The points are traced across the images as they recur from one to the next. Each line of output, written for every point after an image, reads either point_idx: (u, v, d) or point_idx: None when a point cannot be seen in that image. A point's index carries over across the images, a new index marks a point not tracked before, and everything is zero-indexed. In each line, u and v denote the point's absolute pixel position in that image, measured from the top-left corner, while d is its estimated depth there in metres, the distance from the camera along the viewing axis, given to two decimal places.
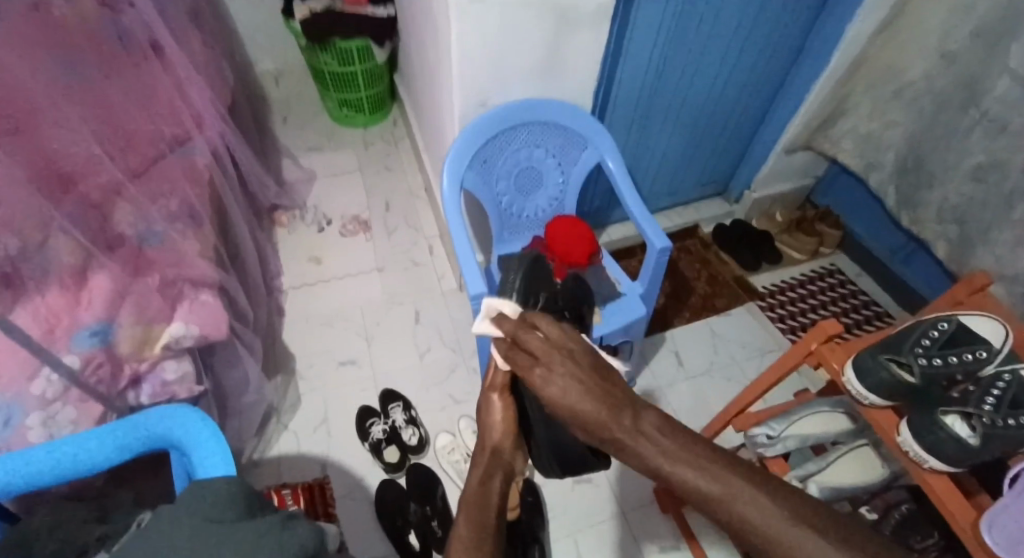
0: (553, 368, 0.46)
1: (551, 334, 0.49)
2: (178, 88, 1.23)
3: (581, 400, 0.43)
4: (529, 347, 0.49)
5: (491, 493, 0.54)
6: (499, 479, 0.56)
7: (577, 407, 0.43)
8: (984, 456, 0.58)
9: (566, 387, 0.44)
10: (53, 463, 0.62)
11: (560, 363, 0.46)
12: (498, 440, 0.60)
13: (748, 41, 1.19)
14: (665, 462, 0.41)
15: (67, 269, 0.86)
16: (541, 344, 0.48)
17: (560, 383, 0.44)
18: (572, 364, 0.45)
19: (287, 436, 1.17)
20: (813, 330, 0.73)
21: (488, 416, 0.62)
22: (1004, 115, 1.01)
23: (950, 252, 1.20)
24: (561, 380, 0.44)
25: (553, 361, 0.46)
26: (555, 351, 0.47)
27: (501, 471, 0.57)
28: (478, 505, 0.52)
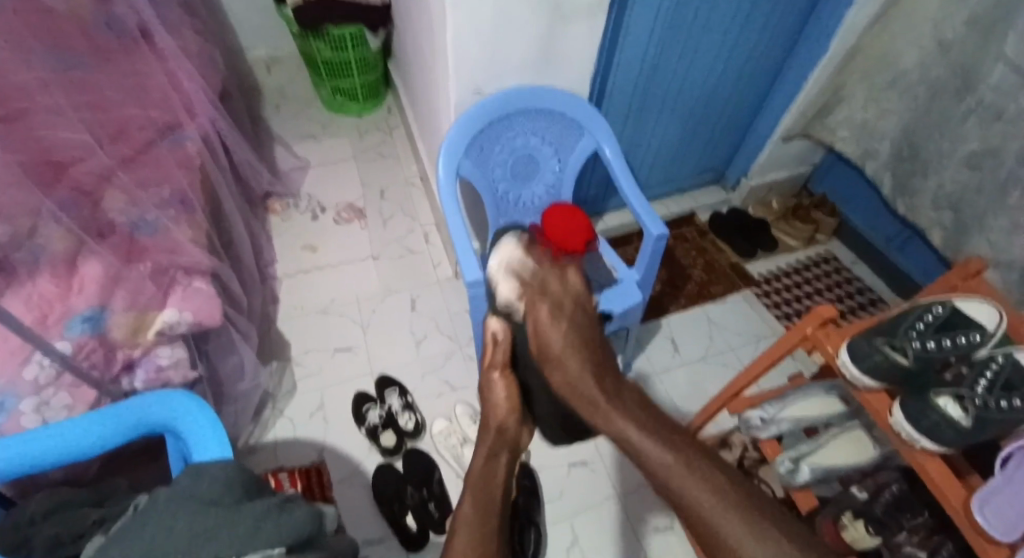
0: (559, 319, 0.62)
1: (560, 291, 0.66)
2: (168, 73, 1.21)
3: (568, 349, 0.59)
4: (547, 304, 0.64)
5: (495, 480, 0.58)
6: (503, 457, 0.62)
7: (563, 353, 0.59)
8: (978, 438, 0.58)
9: (563, 334, 0.61)
10: (47, 448, 0.61)
11: (567, 318, 0.62)
12: (502, 420, 0.66)
13: (746, 28, 1.18)
14: (635, 431, 0.51)
15: (59, 258, 0.85)
16: (550, 299, 0.65)
17: (555, 327, 0.61)
18: (569, 319, 0.62)
19: (284, 423, 1.16)
20: (809, 315, 0.74)
21: (493, 385, 0.68)
22: (999, 102, 1.01)
23: (945, 239, 1.20)
24: (557, 328, 0.61)
25: (556, 319, 0.62)
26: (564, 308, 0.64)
27: (507, 450, 0.63)
28: (484, 492, 0.57)
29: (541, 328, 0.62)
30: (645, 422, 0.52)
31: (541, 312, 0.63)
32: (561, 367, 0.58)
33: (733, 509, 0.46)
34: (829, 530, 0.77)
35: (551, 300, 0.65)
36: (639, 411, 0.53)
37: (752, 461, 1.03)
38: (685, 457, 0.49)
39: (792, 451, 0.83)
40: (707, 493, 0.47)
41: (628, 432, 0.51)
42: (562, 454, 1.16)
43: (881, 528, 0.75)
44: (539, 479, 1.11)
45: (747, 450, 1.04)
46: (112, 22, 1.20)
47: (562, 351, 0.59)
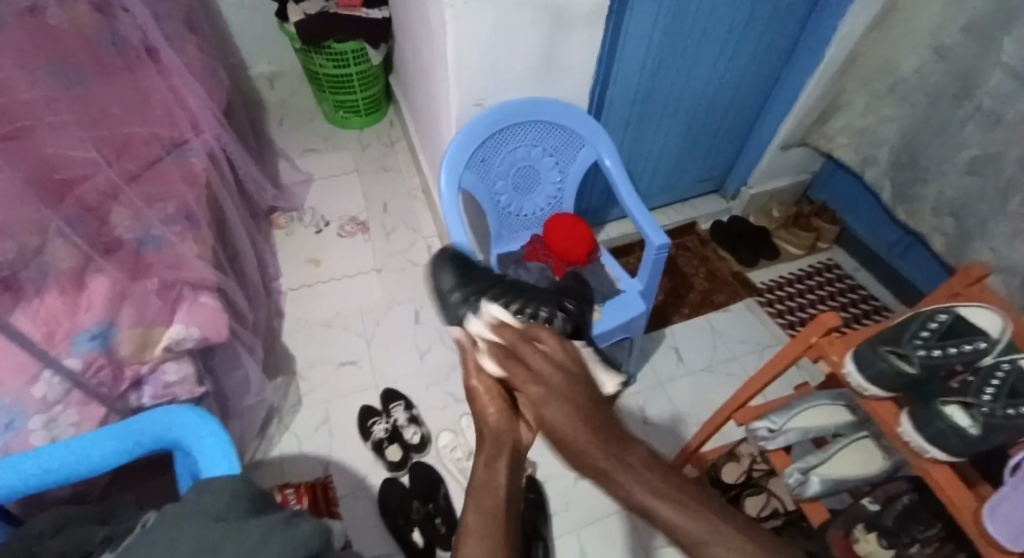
0: (549, 399, 0.46)
1: (538, 361, 0.48)
2: (173, 90, 1.23)
3: (573, 425, 0.45)
4: (525, 376, 0.48)
5: (499, 477, 0.52)
6: (504, 458, 0.54)
7: (569, 434, 0.45)
8: (984, 446, 0.58)
9: (557, 412, 0.45)
10: (53, 466, 0.61)
11: (559, 395, 0.46)
12: (495, 426, 0.56)
13: (743, 38, 1.19)
14: (658, 501, 0.44)
15: (66, 274, 0.86)
16: (535, 376, 0.47)
17: (552, 406, 0.45)
18: (564, 395, 0.46)
19: (288, 437, 1.16)
20: (813, 323, 0.74)
21: (479, 394, 0.57)
22: (998, 108, 1.02)
23: (947, 245, 1.20)
24: (558, 408, 0.45)
25: (549, 401, 0.46)
26: (554, 386, 0.46)
27: (508, 452, 0.55)
28: (486, 497, 0.51)
29: (537, 411, 0.46)
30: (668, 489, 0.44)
31: (531, 393, 0.47)
32: (571, 449, 0.45)
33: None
34: (840, 543, 0.77)
35: (538, 378, 0.47)
36: (658, 475, 0.45)
37: (761, 473, 1.04)
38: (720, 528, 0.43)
39: (801, 462, 0.82)
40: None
41: (650, 505, 0.44)
42: (568, 467, 1.15)
43: (894, 540, 0.75)
44: (545, 492, 1.11)
45: (755, 461, 1.05)
46: (117, 39, 1.24)
47: (563, 433, 0.45)
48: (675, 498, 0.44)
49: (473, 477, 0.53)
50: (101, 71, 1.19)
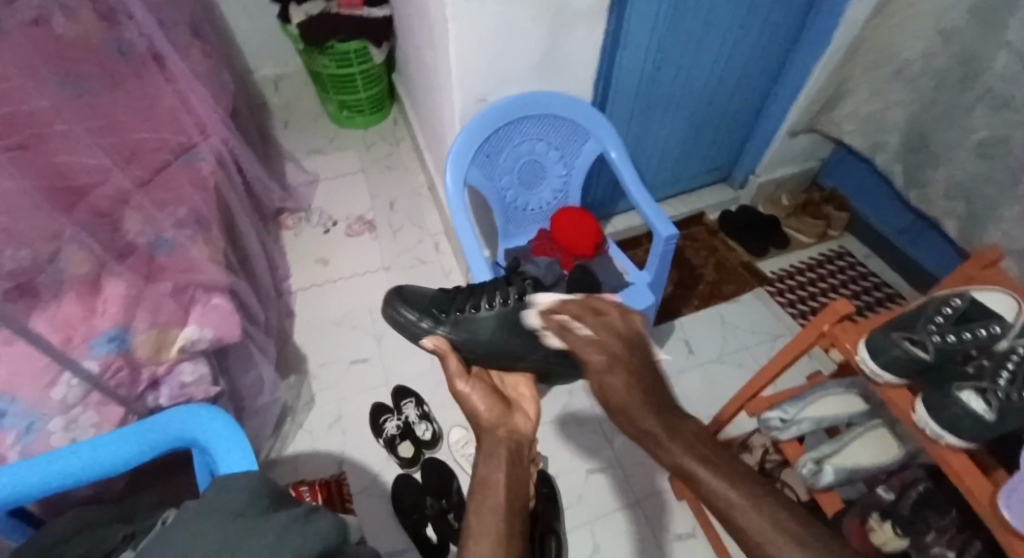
0: (615, 368, 0.50)
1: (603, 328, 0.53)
2: (180, 95, 1.24)
3: (634, 397, 0.49)
4: (589, 346, 0.52)
5: (498, 481, 0.53)
6: (503, 453, 0.55)
7: (629, 402, 0.49)
8: (999, 431, 0.58)
9: (623, 384, 0.49)
10: (73, 468, 0.62)
11: (623, 364, 0.50)
12: (484, 415, 0.59)
13: (746, 27, 1.18)
14: (698, 464, 0.48)
15: (80, 279, 0.87)
16: (598, 346, 0.51)
17: (614, 378, 0.50)
18: (626, 368, 0.50)
19: (302, 436, 1.18)
20: (825, 311, 0.73)
21: (469, 397, 0.60)
22: (1007, 91, 1.00)
23: (960, 230, 1.19)
24: (620, 378, 0.50)
25: (614, 370, 0.50)
26: (617, 356, 0.51)
27: (505, 449, 0.56)
28: (485, 497, 0.52)
29: (600, 380, 0.50)
30: (702, 452, 0.49)
31: (592, 361, 0.51)
32: (628, 417, 0.50)
33: (787, 536, 0.44)
34: (856, 532, 0.77)
35: (601, 347, 0.51)
36: (697, 439, 0.50)
37: (774, 464, 1.03)
38: (741, 487, 0.47)
39: (814, 451, 0.81)
40: (763, 523, 0.45)
41: (687, 465, 0.48)
42: (581, 460, 1.16)
43: (910, 529, 0.73)
44: (558, 485, 1.11)
45: (768, 452, 1.04)
46: (122, 46, 1.27)
47: (624, 402, 0.49)
48: (708, 461, 0.49)
49: (476, 479, 0.54)
50: (109, 78, 1.20)
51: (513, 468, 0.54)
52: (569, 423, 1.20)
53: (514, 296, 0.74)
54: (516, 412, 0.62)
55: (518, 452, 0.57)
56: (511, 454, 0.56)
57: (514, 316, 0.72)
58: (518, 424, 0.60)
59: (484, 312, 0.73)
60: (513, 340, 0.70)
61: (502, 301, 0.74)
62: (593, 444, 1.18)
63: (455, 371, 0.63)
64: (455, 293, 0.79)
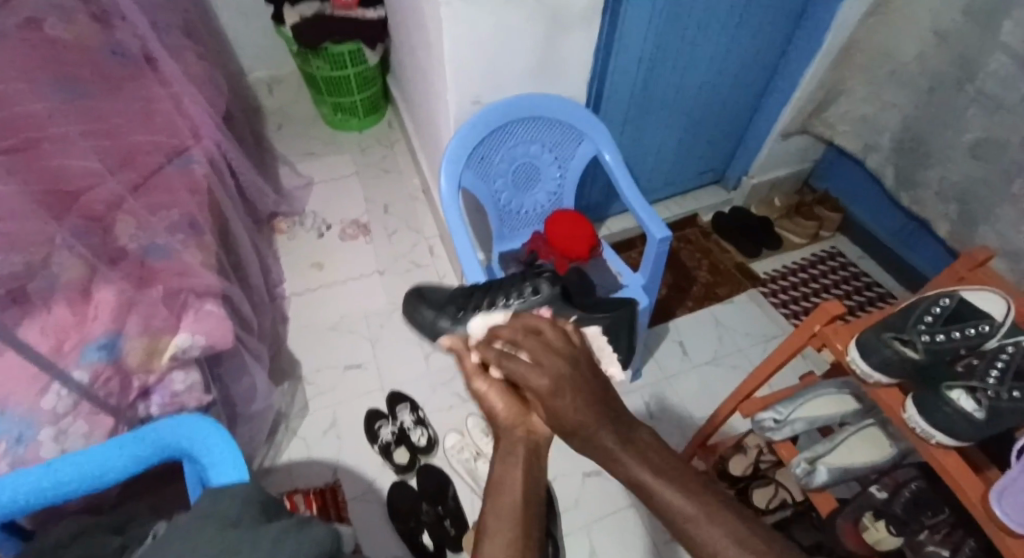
0: (562, 392, 0.44)
1: (544, 349, 0.46)
2: (173, 99, 1.24)
3: (587, 416, 0.45)
4: (533, 370, 0.45)
5: (514, 480, 0.52)
6: (520, 451, 0.54)
7: (583, 423, 0.45)
8: (991, 430, 0.58)
9: (571, 402, 0.45)
10: (64, 479, 0.61)
11: (570, 386, 0.45)
12: (501, 412, 0.55)
13: (738, 30, 1.19)
14: (655, 480, 0.46)
15: (72, 285, 0.87)
16: (543, 370, 0.45)
17: (565, 401, 0.44)
18: (578, 388, 0.45)
19: (297, 442, 1.17)
20: (817, 312, 0.74)
21: (487, 394, 0.55)
22: (998, 92, 1.01)
23: (952, 231, 1.19)
24: (571, 399, 0.45)
25: (563, 394, 0.44)
26: (561, 374, 0.45)
27: (524, 447, 0.54)
28: (502, 503, 0.50)
29: (550, 405, 0.45)
30: (663, 471, 0.46)
31: (538, 388, 0.45)
32: (581, 437, 0.46)
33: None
34: (849, 532, 0.78)
35: (549, 371, 0.45)
36: (657, 457, 0.47)
37: (769, 464, 1.03)
38: (712, 509, 0.45)
39: (808, 451, 0.81)
40: (726, 543, 0.42)
41: (652, 487, 0.45)
42: (576, 463, 1.16)
43: (903, 527, 0.74)
44: (554, 489, 1.11)
45: (762, 452, 1.05)
46: (117, 50, 1.26)
47: (579, 424, 0.45)
48: (670, 481, 0.45)
49: (490, 479, 0.53)
50: (101, 82, 1.20)
51: (531, 466, 0.53)
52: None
53: (529, 291, 0.84)
54: (534, 410, 0.57)
55: (537, 449, 0.54)
56: (530, 451, 0.54)
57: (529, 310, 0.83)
58: (539, 422, 0.56)
59: (503, 307, 0.84)
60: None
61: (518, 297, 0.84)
62: None
63: (472, 368, 0.56)
64: (472, 290, 0.89)
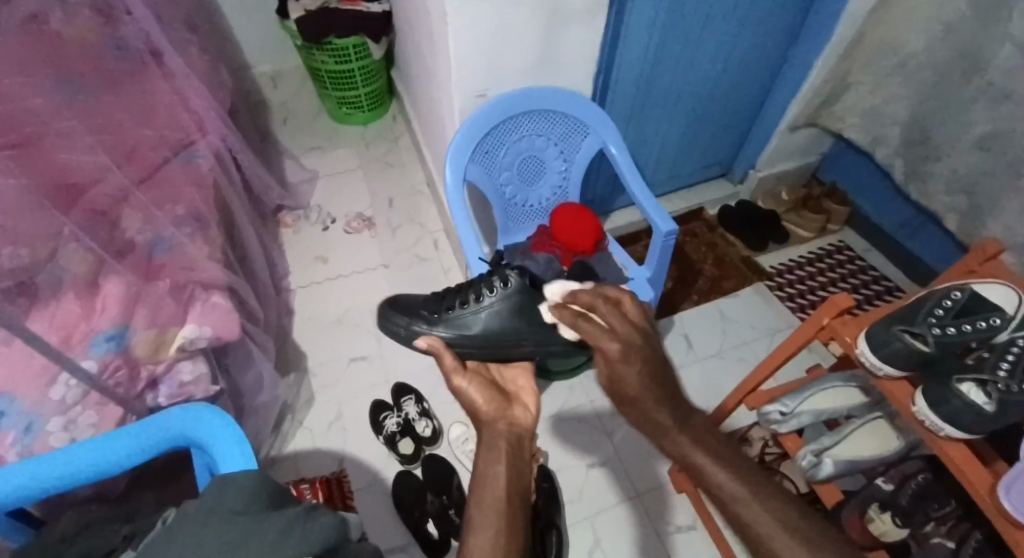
0: (631, 359, 0.49)
1: (620, 321, 0.51)
2: (178, 94, 1.24)
3: (644, 389, 0.49)
4: (605, 335, 0.51)
5: (497, 476, 0.53)
6: (504, 445, 0.56)
7: (641, 396, 0.49)
8: (1001, 423, 0.58)
9: (638, 377, 0.48)
10: (72, 468, 0.62)
11: (639, 355, 0.49)
12: (484, 409, 0.60)
13: (746, 22, 1.18)
14: (700, 452, 0.49)
15: (80, 278, 0.88)
16: (614, 334, 0.50)
17: (625, 370, 0.49)
18: (642, 361, 0.49)
19: (303, 434, 1.18)
20: (825, 305, 0.73)
21: (466, 391, 0.61)
22: (1008, 84, 1.00)
23: (959, 224, 1.18)
24: (631, 369, 0.48)
25: (629, 361, 0.49)
26: (633, 345, 0.49)
27: (505, 443, 0.56)
28: (486, 494, 0.52)
29: (612, 369, 0.49)
30: (709, 443, 0.50)
31: (607, 351, 0.50)
32: (637, 407, 0.50)
33: (794, 536, 0.45)
34: (856, 526, 0.77)
35: (619, 338, 0.50)
36: (706, 432, 0.51)
37: (774, 456, 1.03)
38: (749, 482, 0.48)
39: (813, 444, 0.81)
40: (769, 519, 0.46)
41: (694, 456, 0.49)
42: (580, 454, 1.16)
43: (909, 520, 0.75)
44: (558, 480, 1.11)
45: (768, 445, 1.04)
46: (121, 45, 1.27)
47: (637, 393, 0.49)
48: (711, 450, 0.50)
49: (475, 473, 0.54)
50: (106, 76, 1.20)
51: (513, 462, 0.54)
52: (565, 421, 1.20)
53: (500, 284, 0.78)
54: (515, 405, 0.63)
55: (518, 442, 0.58)
56: (511, 447, 0.56)
57: (503, 303, 0.77)
58: (518, 416, 0.62)
59: (476, 305, 0.78)
60: (513, 326, 0.75)
61: (489, 291, 0.78)
62: (592, 440, 1.18)
63: (451, 367, 0.62)
64: (443, 292, 0.83)
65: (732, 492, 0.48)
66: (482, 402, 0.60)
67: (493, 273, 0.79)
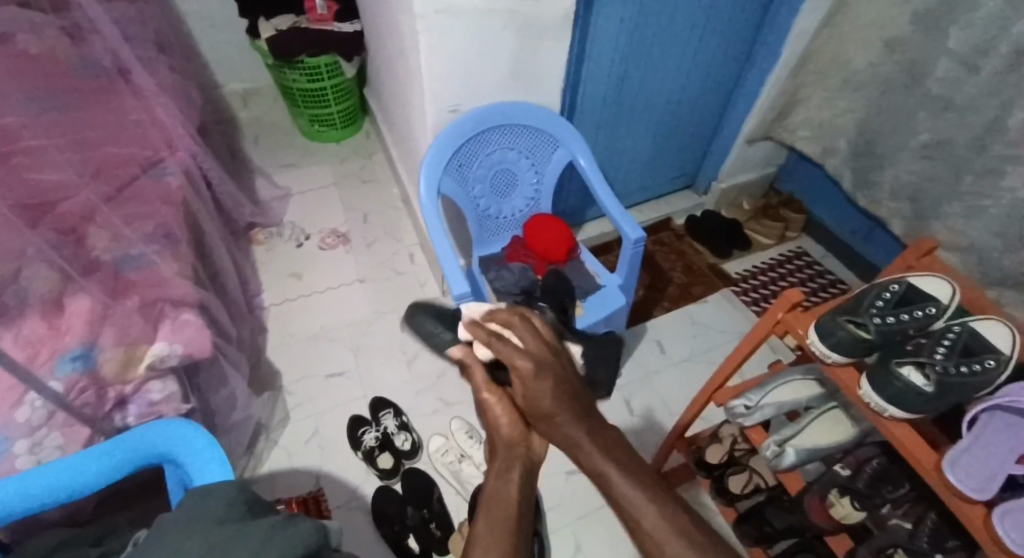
0: (543, 376, 0.54)
1: (531, 340, 0.59)
2: (147, 111, 1.23)
3: (557, 405, 0.53)
4: (517, 353, 0.57)
5: (506, 491, 0.53)
6: (516, 469, 0.55)
7: (556, 406, 0.53)
8: (939, 402, 0.61)
9: (550, 392, 0.54)
10: (37, 491, 0.60)
11: (550, 372, 0.55)
12: (506, 431, 0.59)
13: (703, 43, 1.24)
14: (614, 469, 0.51)
15: (45, 296, 0.85)
16: (526, 353, 0.56)
17: (540, 386, 0.54)
18: (556, 377, 0.55)
19: (277, 452, 1.16)
20: (779, 300, 0.76)
21: (492, 405, 0.60)
22: (945, 95, 1.07)
23: (906, 228, 1.26)
24: (546, 387, 0.54)
25: (542, 377, 0.54)
26: (546, 364, 0.56)
27: (519, 462, 0.56)
28: (499, 508, 0.51)
29: (528, 387, 0.54)
30: (619, 459, 0.52)
31: (520, 368, 0.55)
32: (552, 422, 0.54)
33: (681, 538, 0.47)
34: (816, 509, 0.80)
35: (529, 354, 0.56)
36: (621, 452, 0.53)
37: (743, 452, 1.05)
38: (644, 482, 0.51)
39: (776, 434, 0.83)
40: (654, 515, 0.49)
41: (604, 467, 0.51)
42: (560, 463, 1.17)
43: (867, 502, 0.77)
44: (540, 488, 1.12)
45: (737, 441, 1.07)
46: (88, 63, 1.24)
47: (552, 409, 0.53)
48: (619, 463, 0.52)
49: (485, 489, 0.54)
50: (69, 93, 1.18)
51: (526, 484, 0.54)
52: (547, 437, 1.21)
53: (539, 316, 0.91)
54: (533, 430, 0.61)
55: (534, 467, 0.57)
56: (524, 467, 0.56)
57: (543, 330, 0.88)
58: (536, 444, 0.60)
59: None
60: None
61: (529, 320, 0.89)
62: None
63: (482, 381, 0.61)
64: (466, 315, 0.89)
65: (629, 489, 0.50)
66: (505, 422, 0.59)
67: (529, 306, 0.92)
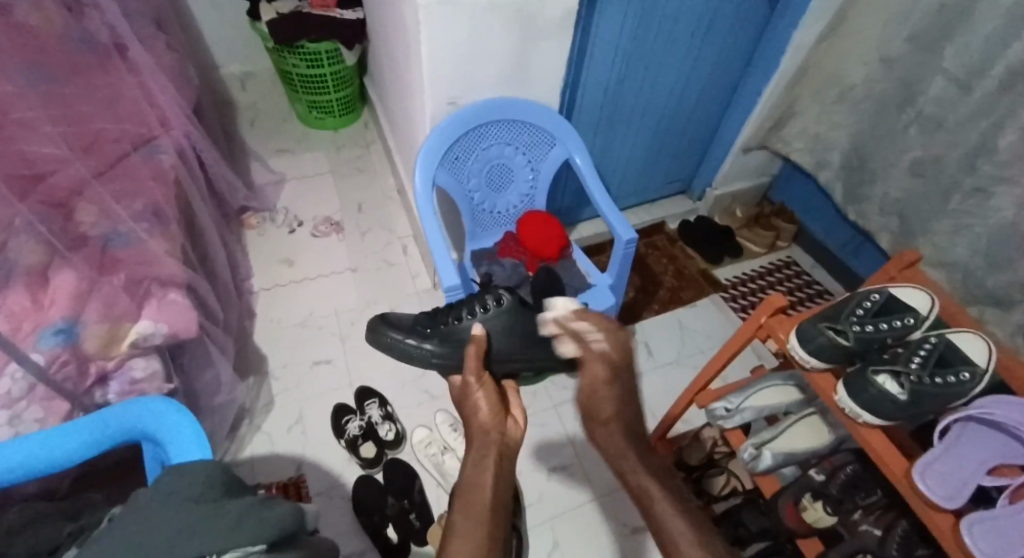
0: (615, 379, 0.61)
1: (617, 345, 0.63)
2: (142, 87, 1.20)
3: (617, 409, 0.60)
4: (600, 356, 0.62)
5: (482, 485, 0.53)
6: (491, 457, 0.56)
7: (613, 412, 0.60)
8: (911, 410, 0.63)
9: (614, 397, 0.60)
10: (12, 464, 0.60)
11: (623, 378, 0.61)
12: (482, 419, 0.60)
13: (704, 49, 1.25)
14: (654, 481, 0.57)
15: (30, 269, 0.85)
16: (605, 358, 0.61)
17: (610, 389, 0.61)
18: (621, 383, 0.61)
19: (260, 437, 1.16)
20: (762, 304, 0.77)
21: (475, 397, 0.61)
22: (938, 114, 1.09)
23: (894, 243, 1.27)
24: (613, 390, 0.61)
25: (611, 383, 0.61)
26: (619, 369, 0.61)
27: (496, 451, 0.57)
28: (474, 501, 0.51)
29: (597, 387, 0.61)
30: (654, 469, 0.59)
31: (596, 371, 0.61)
32: (604, 426, 0.61)
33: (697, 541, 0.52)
34: (790, 512, 0.79)
35: (605, 360, 0.61)
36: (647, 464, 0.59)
37: (723, 455, 1.06)
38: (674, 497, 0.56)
39: (754, 437, 0.85)
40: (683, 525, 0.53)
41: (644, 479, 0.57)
42: (543, 461, 1.17)
43: (839, 507, 0.79)
44: (521, 483, 1.13)
45: (717, 444, 1.07)
46: None
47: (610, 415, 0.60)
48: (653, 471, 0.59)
49: (461, 480, 0.54)
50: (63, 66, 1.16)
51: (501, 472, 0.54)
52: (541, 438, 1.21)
53: (493, 302, 0.84)
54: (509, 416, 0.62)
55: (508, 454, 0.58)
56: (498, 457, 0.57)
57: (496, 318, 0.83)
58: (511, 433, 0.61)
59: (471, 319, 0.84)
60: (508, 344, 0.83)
61: (484, 308, 0.84)
62: (556, 445, 1.20)
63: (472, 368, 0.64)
64: (438, 310, 0.90)
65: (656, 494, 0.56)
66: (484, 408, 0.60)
67: (485, 293, 0.86)
